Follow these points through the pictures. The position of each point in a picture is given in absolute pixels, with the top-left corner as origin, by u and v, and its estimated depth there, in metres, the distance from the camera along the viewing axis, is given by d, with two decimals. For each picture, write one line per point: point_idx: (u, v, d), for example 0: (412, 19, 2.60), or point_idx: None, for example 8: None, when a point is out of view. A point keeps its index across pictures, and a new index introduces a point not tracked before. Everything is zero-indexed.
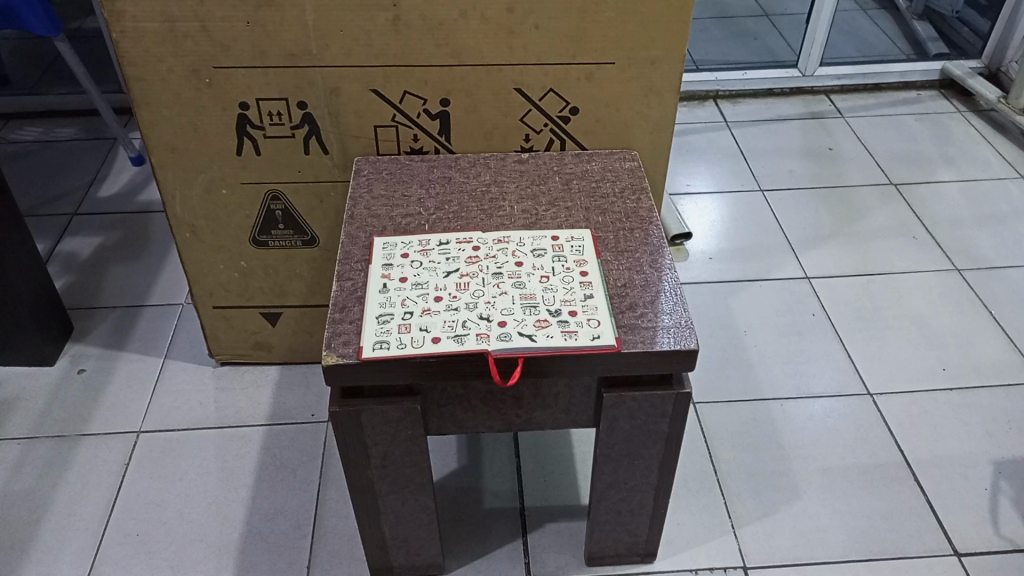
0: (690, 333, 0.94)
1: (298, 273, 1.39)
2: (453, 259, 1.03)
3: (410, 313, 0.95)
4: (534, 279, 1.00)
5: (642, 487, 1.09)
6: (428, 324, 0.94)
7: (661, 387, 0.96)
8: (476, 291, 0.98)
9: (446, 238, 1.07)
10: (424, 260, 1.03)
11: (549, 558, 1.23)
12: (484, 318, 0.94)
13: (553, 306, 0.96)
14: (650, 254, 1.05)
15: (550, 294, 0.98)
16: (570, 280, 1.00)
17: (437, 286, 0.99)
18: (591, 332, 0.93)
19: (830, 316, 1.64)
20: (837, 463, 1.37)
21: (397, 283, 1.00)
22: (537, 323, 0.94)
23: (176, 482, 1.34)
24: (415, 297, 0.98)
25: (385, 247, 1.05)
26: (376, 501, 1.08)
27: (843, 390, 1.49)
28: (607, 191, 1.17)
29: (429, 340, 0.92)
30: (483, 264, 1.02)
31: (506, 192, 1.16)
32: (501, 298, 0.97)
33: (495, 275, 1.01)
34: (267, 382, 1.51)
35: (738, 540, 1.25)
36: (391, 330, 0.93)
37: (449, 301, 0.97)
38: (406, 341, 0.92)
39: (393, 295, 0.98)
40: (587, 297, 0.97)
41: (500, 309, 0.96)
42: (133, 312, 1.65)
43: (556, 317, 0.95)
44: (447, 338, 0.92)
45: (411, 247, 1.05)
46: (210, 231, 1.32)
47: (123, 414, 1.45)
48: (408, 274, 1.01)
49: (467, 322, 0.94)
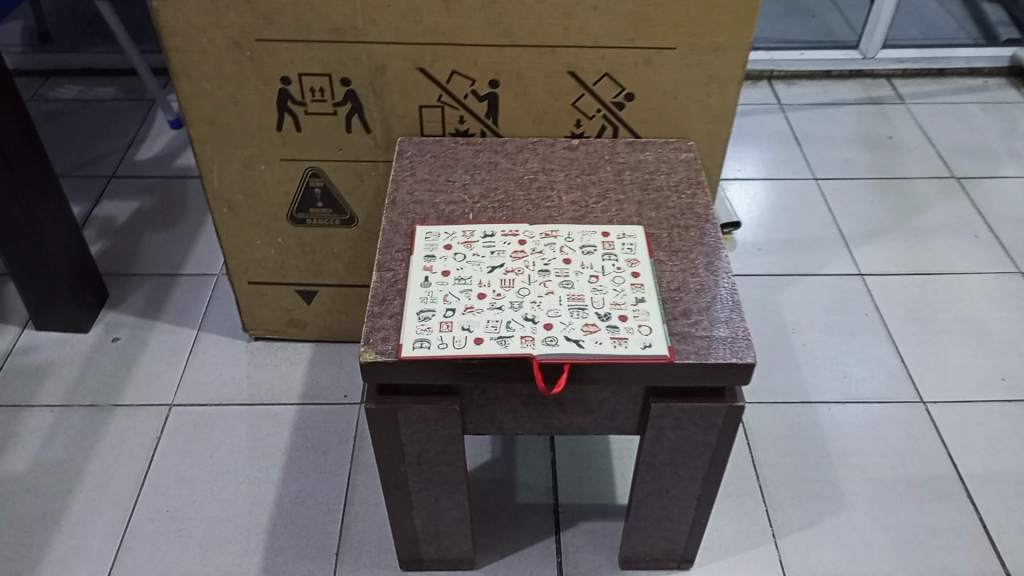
0: (747, 345, 0.89)
1: (335, 253, 1.35)
2: (498, 253, 0.99)
3: (452, 310, 0.91)
4: (583, 279, 0.95)
5: (684, 496, 1.05)
6: (471, 323, 0.90)
7: (713, 399, 0.92)
8: (522, 290, 0.94)
9: (491, 229, 1.02)
10: (468, 253, 0.99)
11: (582, 558, 1.20)
12: (530, 319, 0.90)
13: (602, 310, 0.92)
14: (705, 256, 1.00)
15: (599, 296, 0.93)
16: (621, 282, 0.95)
17: (481, 282, 0.95)
18: (642, 339, 0.89)
19: (883, 316, 1.57)
20: (885, 474, 1.31)
21: (439, 277, 0.96)
22: (585, 327, 0.90)
23: (207, 458, 1.33)
24: (458, 293, 0.93)
25: (427, 237, 1.01)
26: (410, 496, 1.05)
27: (893, 396, 1.43)
28: (660, 184, 1.11)
29: (472, 341, 0.88)
30: (530, 259, 0.98)
31: (555, 181, 1.11)
32: (547, 297, 0.93)
33: (542, 273, 0.96)
34: (300, 360, 1.48)
35: (778, 550, 1.21)
36: (433, 327, 0.90)
37: (494, 299, 0.93)
38: (448, 340, 0.88)
39: (436, 290, 0.94)
40: (638, 301, 0.93)
41: (546, 311, 0.91)
42: (168, 281, 1.63)
43: (605, 322, 0.90)
44: (490, 339, 0.88)
45: (455, 238, 1.01)
46: (247, 207, 1.29)
47: (155, 386, 1.43)
48: (451, 267, 0.97)
49: (511, 322, 0.90)
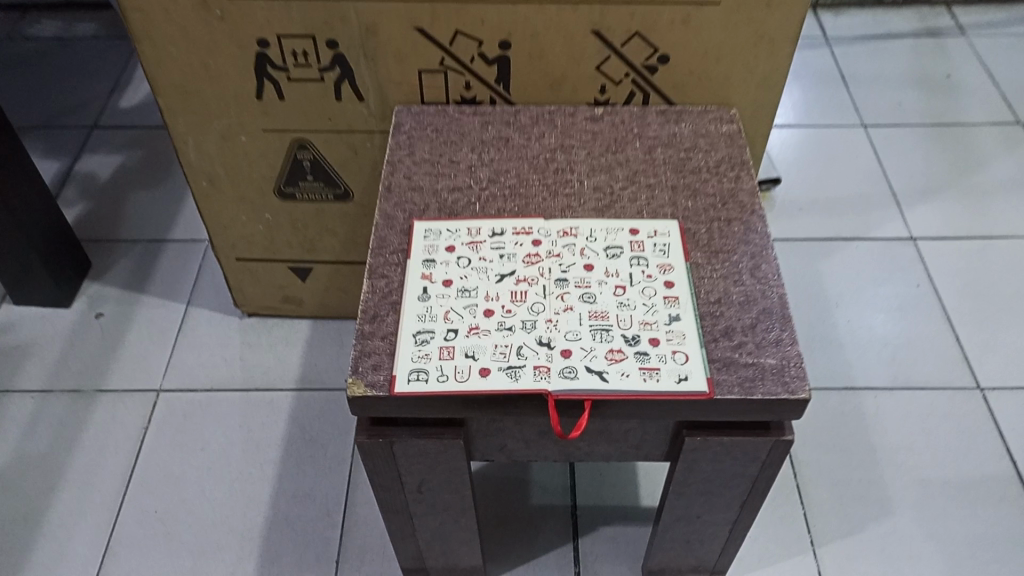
0: (800, 376, 0.76)
1: (330, 230, 1.22)
2: (508, 257, 0.86)
3: (455, 332, 0.79)
4: (607, 292, 0.82)
5: (717, 521, 0.94)
6: (475, 349, 0.78)
7: (758, 433, 0.79)
8: (536, 305, 0.81)
9: (501, 226, 0.89)
10: (474, 258, 0.86)
11: (602, 568, 1.11)
12: (545, 344, 0.78)
13: (629, 332, 0.79)
14: (750, 258, 0.86)
15: (626, 314, 0.80)
16: (651, 294, 0.82)
17: (488, 296, 0.82)
18: (676, 370, 0.76)
19: (936, 288, 1.43)
20: (935, 474, 1.20)
21: (439, 288, 0.83)
22: (610, 355, 0.77)
23: (198, 452, 1.23)
24: (461, 309, 0.81)
25: (427, 235, 0.88)
26: (411, 520, 0.94)
27: (947, 381, 1.30)
28: (698, 165, 0.95)
29: (477, 372, 0.76)
30: (546, 266, 0.85)
31: (575, 162, 0.96)
32: (565, 315, 0.80)
33: (559, 283, 0.83)
34: (296, 339, 1.37)
35: (817, 561, 1.12)
36: (432, 354, 0.78)
37: (503, 318, 0.80)
38: (449, 371, 0.76)
39: (436, 307, 0.81)
40: (672, 319, 0.79)
41: (564, 334, 0.79)
42: (155, 248, 1.50)
43: (633, 347, 0.77)
44: (498, 369, 0.76)
45: (460, 237, 0.88)
46: (229, 181, 1.15)
47: (143, 369, 1.33)
48: (454, 275, 0.84)
49: (523, 348, 0.78)
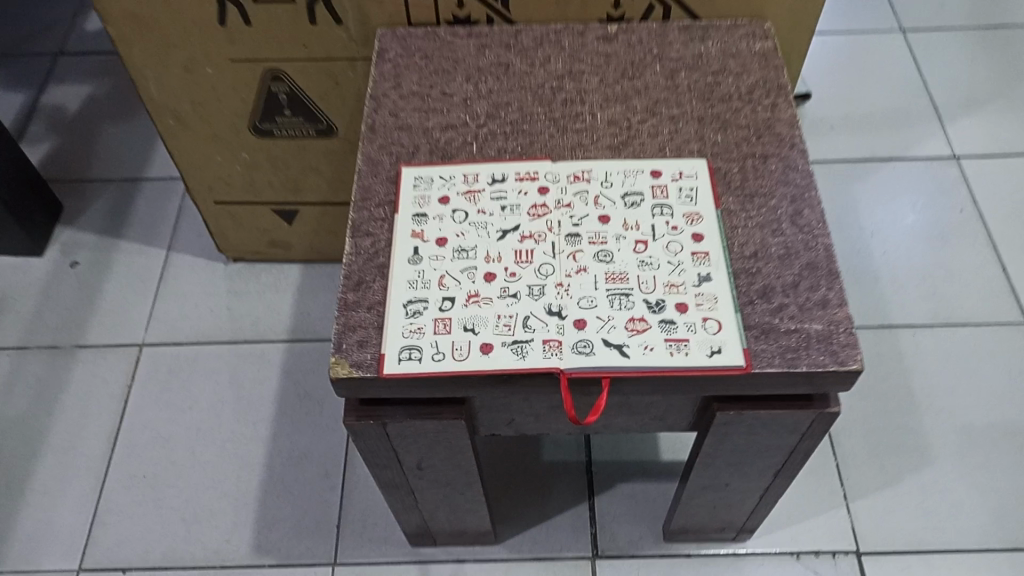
0: (851, 344, 0.66)
1: (315, 168, 1.10)
2: (511, 209, 0.74)
3: (451, 301, 0.69)
4: (626, 249, 0.71)
5: (748, 488, 0.86)
6: (475, 321, 0.67)
7: (798, 406, 0.70)
8: (544, 266, 0.70)
9: (502, 171, 0.77)
10: (471, 210, 0.75)
11: (621, 529, 1.04)
12: (556, 313, 0.67)
13: (652, 297, 0.68)
14: (790, 202, 0.74)
15: (649, 274, 0.69)
16: (677, 250, 0.71)
17: (489, 256, 0.71)
18: (707, 341, 0.66)
19: (982, 212, 1.31)
20: (979, 419, 1.11)
21: (432, 248, 0.72)
22: (630, 325, 0.66)
23: (186, 412, 1.15)
24: (458, 273, 0.71)
25: (417, 184, 0.77)
26: (412, 494, 0.86)
27: (993, 316, 1.20)
28: (727, 91, 0.83)
29: (477, 348, 0.66)
30: (554, 218, 0.74)
31: (586, 91, 0.84)
32: (578, 277, 0.70)
33: (570, 239, 0.72)
34: (286, 285, 1.27)
35: (850, 516, 1.04)
36: (426, 328, 0.67)
37: (507, 282, 0.70)
38: (445, 348, 0.66)
39: (429, 270, 0.71)
40: (701, 280, 0.69)
41: (577, 300, 0.68)
42: (131, 188, 1.39)
43: (657, 315, 0.67)
44: (502, 345, 0.66)
45: (454, 185, 0.76)
46: (198, 118, 1.02)
47: (123, 322, 1.24)
48: (449, 232, 0.73)
49: (530, 319, 0.67)
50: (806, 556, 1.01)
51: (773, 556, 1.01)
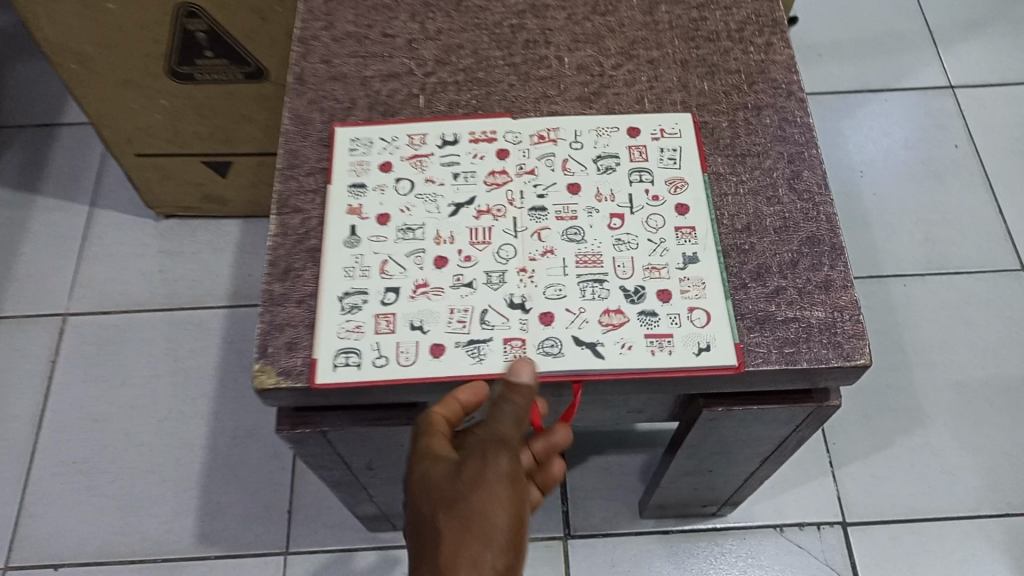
0: (859, 334, 0.57)
1: (246, 115, 0.98)
2: (466, 177, 0.63)
3: (395, 293, 0.58)
4: (600, 224, 0.61)
5: (732, 472, 0.79)
6: (424, 318, 0.57)
7: (795, 400, 0.61)
8: (504, 248, 0.60)
9: (454, 130, 0.66)
10: (418, 179, 0.63)
11: (594, 505, 0.97)
12: (518, 306, 0.58)
13: (630, 283, 0.58)
14: (788, 162, 0.64)
15: (626, 256, 0.60)
16: (659, 226, 0.61)
17: (439, 236, 0.61)
18: (693, 336, 0.56)
19: (978, 147, 1.21)
20: (972, 375, 1.04)
21: (372, 226, 0.61)
22: (605, 319, 0.57)
23: (119, 388, 1.05)
24: (403, 257, 0.60)
25: (353, 148, 0.65)
26: (364, 490, 0.78)
27: (988, 262, 1.12)
28: (715, 28, 0.71)
29: (427, 351, 0.56)
30: (516, 189, 0.63)
31: (551, 30, 0.72)
32: (543, 261, 0.60)
33: (535, 214, 0.62)
34: (225, 243, 1.15)
35: (837, 485, 0.98)
36: (365, 327, 0.57)
37: (461, 269, 0.59)
38: (389, 351, 0.56)
39: (368, 255, 0.60)
40: (687, 263, 0.59)
41: (543, 290, 0.58)
42: (46, 135, 1.25)
43: (635, 305, 0.58)
44: (456, 346, 0.56)
45: (398, 148, 0.65)
46: (105, 62, 0.89)
47: (44, 288, 1.12)
48: (392, 206, 0.62)
49: (488, 314, 0.58)
50: (790, 529, 0.95)
51: (755, 529, 0.95)
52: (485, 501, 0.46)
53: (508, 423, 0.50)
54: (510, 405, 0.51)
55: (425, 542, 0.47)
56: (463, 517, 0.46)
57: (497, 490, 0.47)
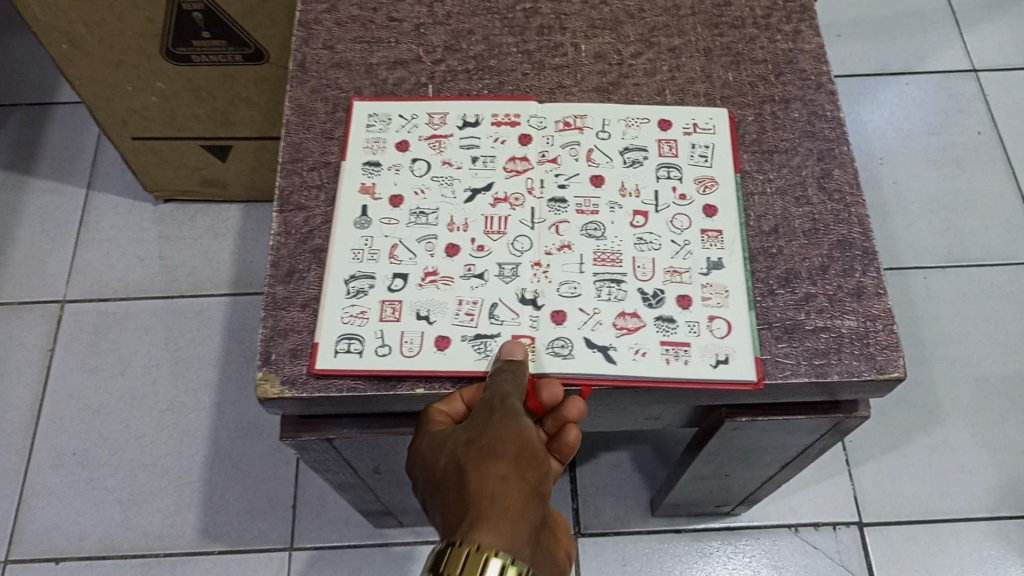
0: (892, 347, 0.54)
1: (245, 98, 0.94)
2: (484, 162, 0.60)
3: (403, 280, 0.56)
4: (622, 221, 0.58)
5: (750, 476, 0.76)
6: (431, 307, 0.55)
7: (822, 412, 0.58)
8: (519, 241, 0.57)
9: (476, 111, 0.63)
10: (434, 161, 0.60)
11: (605, 503, 0.95)
12: (529, 302, 0.55)
13: (649, 286, 0.55)
14: (818, 160, 0.61)
15: (647, 256, 0.57)
16: (684, 226, 0.58)
17: (452, 222, 0.58)
18: (711, 347, 0.53)
19: (1002, 133, 1.17)
20: (993, 371, 1.02)
21: (384, 208, 0.58)
22: (620, 322, 0.54)
23: (118, 378, 1.03)
24: (413, 243, 0.57)
25: (370, 124, 0.62)
26: (371, 492, 0.76)
27: (1011, 253, 1.08)
28: (740, 13, 0.68)
29: (431, 344, 0.53)
30: (536, 177, 0.60)
31: (567, 14, 0.68)
32: (559, 257, 0.57)
33: (554, 205, 0.59)
34: (226, 229, 1.12)
35: (853, 484, 0.96)
36: (370, 313, 0.55)
37: (473, 258, 0.56)
38: (393, 341, 0.54)
39: (378, 238, 0.57)
40: (711, 266, 0.56)
41: (557, 287, 0.56)
42: (41, 114, 1.21)
43: (653, 310, 0.54)
44: (462, 340, 0.53)
45: (416, 127, 0.62)
46: (98, 43, 0.85)
47: (40, 274, 1.09)
48: (405, 188, 0.59)
49: (498, 309, 0.55)
50: (805, 529, 0.93)
51: (769, 529, 0.93)
52: (502, 430, 0.43)
53: (507, 382, 0.48)
54: (506, 372, 0.49)
55: (444, 485, 0.42)
56: (482, 445, 0.42)
57: (509, 422, 0.44)
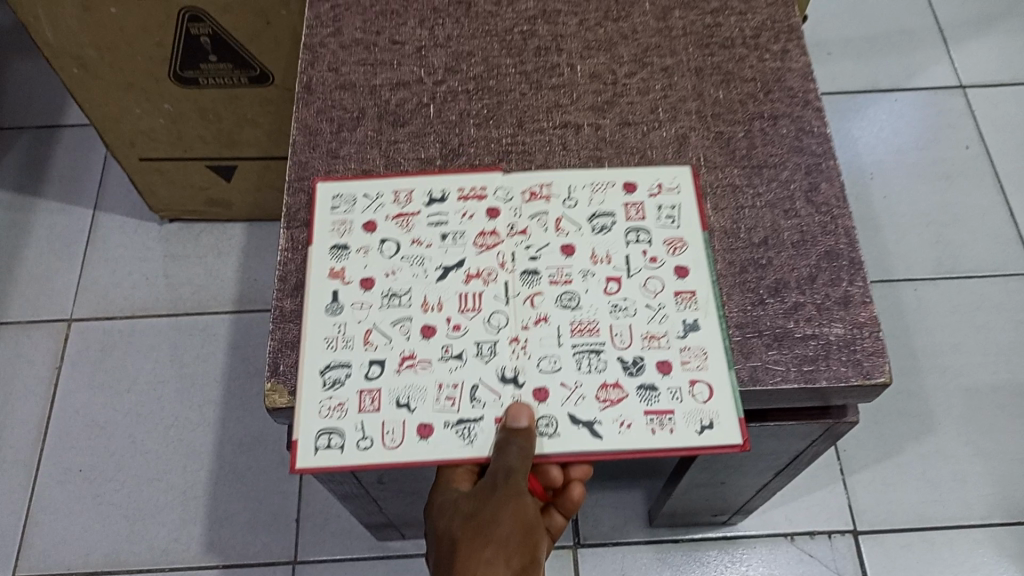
0: (878, 353, 0.56)
1: (251, 119, 0.97)
2: (454, 239, 0.60)
3: (380, 366, 0.55)
4: (595, 288, 0.58)
5: (745, 485, 0.78)
6: (410, 395, 0.54)
7: (812, 417, 0.60)
8: (494, 319, 0.57)
9: (442, 186, 0.63)
10: (404, 240, 0.60)
11: (604, 515, 0.96)
12: (510, 380, 0.55)
13: (628, 354, 0.56)
14: (805, 175, 0.63)
15: (624, 324, 0.57)
16: (657, 290, 0.58)
17: (426, 303, 0.58)
18: (696, 413, 0.54)
19: (989, 148, 1.20)
20: (985, 380, 1.03)
21: (356, 292, 0.58)
22: (603, 395, 0.54)
23: (124, 395, 1.04)
24: (386, 330, 0.57)
25: (335, 206, 0.62)
26: (375, 503, 0.77)
27: (999, 265, 1.11)
28: (730, 34, 0.70)
29: (413, 433, 0.53)
30: (507, 250, 0.60)
31: (563, 37, 0.71)
32: (535, 331, 0.57)
33: (526, 278, 0.59)
34: (230, 247, 1.14)
35: (848, 493, 0.97)
36: (348, 405, 0.54)
37: (449, 338, 0.56)
38: (374, 433, 0.53)
39: (351, 324, 0.57)
40: (687, 329, 0.56)
41: (537, 362, 0.56)
42: (48, 136, 1.23)
43: (634, 378, 0.55)
44: (444, 427, 0.53)
45: (383, 207, 0.62)
46: (107, 66, 0.87)
47: (47, 294, 1.11)
48: (375, 271, 0.59)
49: (479, 390, 0.55)
50: (800, 538, 0.95)
51: (765, 538, 0.95)
52: (500, 511, 0.49)
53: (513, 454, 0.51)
54: (515, 441, 0.51)
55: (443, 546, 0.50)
56: (479, 521, 0.49)
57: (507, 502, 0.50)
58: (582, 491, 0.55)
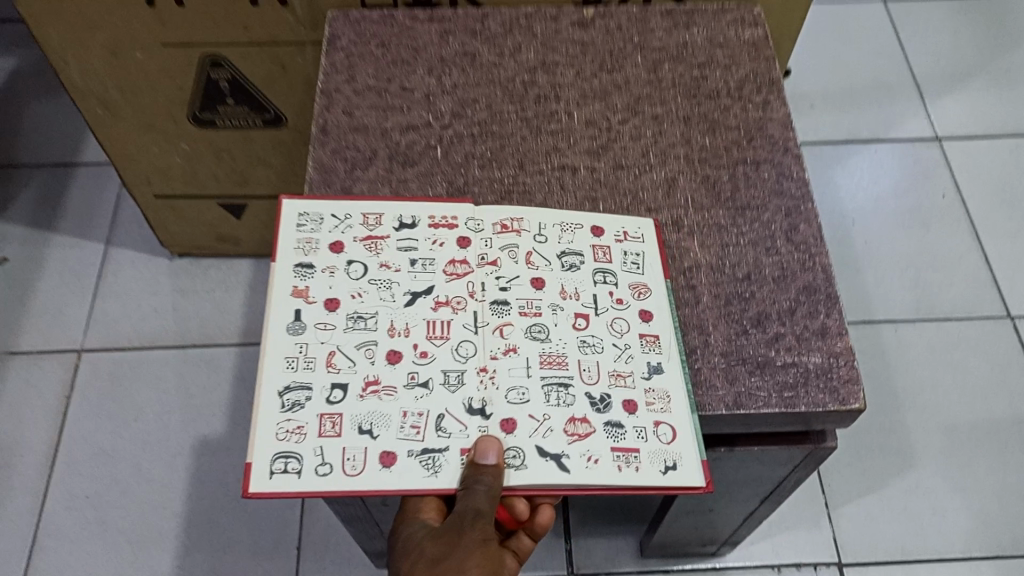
0: (853, 380, 0.60)
1: (263, 159, 1.02)
2: (423, 266, 0.63)
3: (342, 391, 0.57)
4: (564, 324, 0.61)
5: (731, 513, 0.81)
6: (375, 421, 0.56)
7: (793, 441, 0.64)
8: (463, 348, 0.59)
9: (412, 213, 0.66)
10: (372, 264, 0.63)
11: (596, 545, 0.99)
12: (477, 411, 0.57)
13: (596, 390, 0.58)
14: (785, 216, 0.68)
15: (591, 359, 0.59)
16: (623, 330, 0.61)
17: (393, 327, 0.60)
18: (659, 454, 0.56)
19: (964, 196, 1.26)
20: (963, 418, 1.07)
21: (319, 312, 0.60)
22: (571, 428, 0.57)
23: (130, 424, 1.07)
24: (350, 354, 0.58)
25: (301, 223, 0.64)
26: (375, 527, 0.80)
27: (975, 307, 1.16)
28: (716, 86, 0.76)
29: (377, 459, 0.54)
30: (477, 280, 0.62)
31: (561, 86, 0.76)
32: (503, 362, 0.59)
33: (496, 309, 0.61)
34: (237, 283, 1.18)
35: (833, 525, 1.00)
36: (307, 429, 0.55)
37: (416, 365, 0.58)
38: (333, 457, 0.54)
39: (315, 345, 0.58)
40: (653, 371, 0.59)
41: (505, 393, 0.58)
42: (63, 173, 1.28)
43: (601, 415, 0.57)
44: (408, 455, 0.55)
45: (350, 229, 0.64)
46: (129, 107, 0.93)
47: (58, 325, 1.14)
48: (341, 292, 0.61)
49: (445, 420, 0.56)
50: (787, 570, 0.98)
51: (753, 569, 0.98)
52: (466, 559, 0.51)
53: (482, 496, 0.52)
54: (483, 482, 0.53)
55: None
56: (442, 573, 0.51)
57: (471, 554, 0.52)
58: (551, 514, 0.59)
